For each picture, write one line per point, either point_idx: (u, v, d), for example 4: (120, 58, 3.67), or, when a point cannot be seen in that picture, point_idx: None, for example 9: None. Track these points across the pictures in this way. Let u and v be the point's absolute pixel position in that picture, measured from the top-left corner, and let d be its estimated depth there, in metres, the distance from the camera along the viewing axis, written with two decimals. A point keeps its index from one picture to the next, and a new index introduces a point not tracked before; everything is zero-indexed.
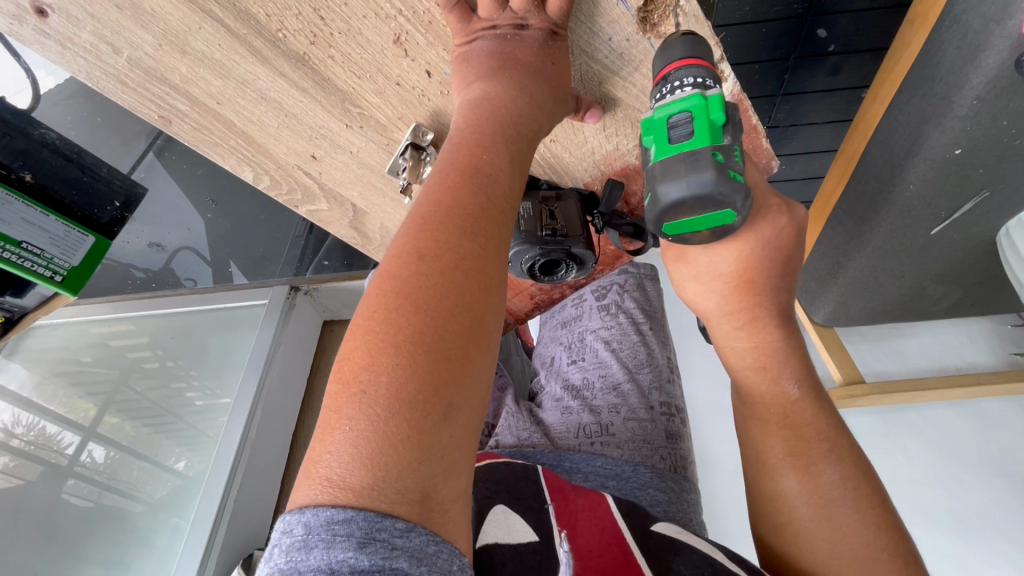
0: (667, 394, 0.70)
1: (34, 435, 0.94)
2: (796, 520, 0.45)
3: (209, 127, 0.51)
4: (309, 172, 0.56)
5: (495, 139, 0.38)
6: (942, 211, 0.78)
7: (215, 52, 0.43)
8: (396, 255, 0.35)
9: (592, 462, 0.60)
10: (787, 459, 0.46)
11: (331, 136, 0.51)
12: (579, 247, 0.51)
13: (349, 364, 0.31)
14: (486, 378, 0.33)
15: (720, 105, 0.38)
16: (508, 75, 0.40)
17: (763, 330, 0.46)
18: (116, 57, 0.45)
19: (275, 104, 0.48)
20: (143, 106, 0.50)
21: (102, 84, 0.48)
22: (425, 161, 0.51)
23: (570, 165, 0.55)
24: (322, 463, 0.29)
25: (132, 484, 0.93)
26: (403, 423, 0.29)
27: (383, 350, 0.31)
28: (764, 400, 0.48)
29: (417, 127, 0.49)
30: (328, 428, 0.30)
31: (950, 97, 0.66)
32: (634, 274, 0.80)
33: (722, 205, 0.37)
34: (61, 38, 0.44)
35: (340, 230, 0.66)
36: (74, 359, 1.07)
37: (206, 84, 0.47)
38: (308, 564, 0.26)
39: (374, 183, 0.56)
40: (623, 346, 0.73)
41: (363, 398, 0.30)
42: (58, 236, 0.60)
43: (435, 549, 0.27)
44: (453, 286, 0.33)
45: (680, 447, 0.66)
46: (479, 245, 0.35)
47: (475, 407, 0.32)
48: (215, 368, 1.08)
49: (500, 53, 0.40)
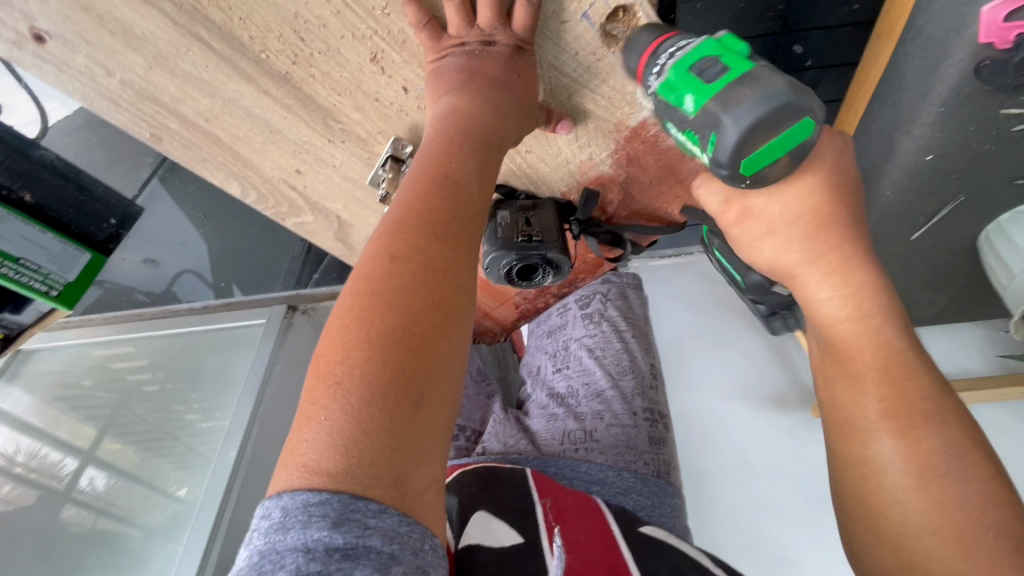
0: (650, 400, 0.71)
1: (35, 462, 0.95)
2: (887, 489, 0.40)
3: (199, 144, 0.54)
4: (295, 186, 0.58)
5: (465, 148, 0.40)
6: (920, 217, 0.79)
7: (202, 73, 0.46)
8: (369, 257, 0.36)
9: (577, 468, 0.63)
10: (882, 423, 0.40)
11: (315, 150, 0.53)
12: (554, 252, 0.53)
13: (325, 358, 0.33)
14: (458, 370, 0.34)
15: (737, 42, 0.39)
16: (476, 88, 0.42)
17: (854, 273, 0.43)
18: (110, 79, 0.48)
19: (261, 120, 0.50)
20: (136, 124, 0.52)
21: (97, 105, 0.51)
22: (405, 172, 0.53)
23: (546, 175, 0.57)
24: (299, 450, 0.30)
25: (127, 511, 0.93)
26: (375, 412, 0.30)
27: (356, 345, 0.32)
28: (854, 353, 0.43)
29: (397, 141, 0.51)
30: (305, 419, 0.31)
31: (917, 106, 0.68)
32: (618, 284, 0.79)
33: (800, 113, 0.36)
34: (59, 63, 0.46)
35: (327, 242, 0.68)
36: (74, 383, 1.09)
37: (195, 104, 0.49)
38: (286, 543, 0.27)
39: (358, 195, 0.58)
40: (606, 353, 0.74)
41: (338, 389, 0.31)
42: (55, 253, 0.63)
43: (407, 529, 0.29)
44: (423, 284, 0.34)
45: (664, 453, 0.68)
46: (449, 245, 0.36)
47: (447, 398, 0.33)
48: (212, 389, 1.09)
49: (468, 66, 0.42)
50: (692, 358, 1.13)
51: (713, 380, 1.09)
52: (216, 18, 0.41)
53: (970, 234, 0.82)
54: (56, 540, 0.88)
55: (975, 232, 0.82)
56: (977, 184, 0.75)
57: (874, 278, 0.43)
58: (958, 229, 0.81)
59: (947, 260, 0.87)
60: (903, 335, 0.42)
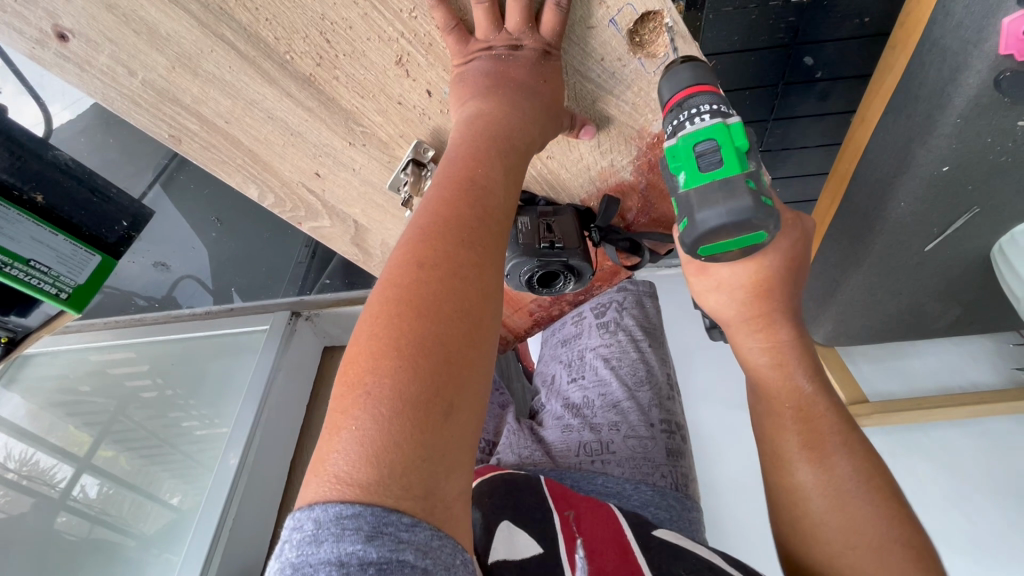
0: (667, 411, 0.71)
1: (27, 468, 0.93)
2: (811, 512, 0.44)
3: (218, 145, 0.53)
4: (313, 189, 0.57)
5: (491, 154, 0.40)
6: (934, 228, 0.79)
7: (224, 74, 0.45)
8: (397, 263, 0.35)
9: (593, 481, 0.63)
10: (802, 452, 0.46)
11: (335, 154, 0.53)
12: (576, 259, 0.52)
13: (354, 366, 0.32)
14: (486, 379, 0.33)
15: (743, 133, 0.41)
16: (502, 93, 0.41)
17: (779, 329, 0.48)
18: (131, 79, 0.47)
19: (281, 122, 0.49)
20: (155, 125, 0.51)
21: (117, 105, 0.50)
22: (426, 176, 0.52)
23: (567, 182, 0.57)
24: (330, 460, 0.29)
25: (121, 519, 0.91)
26: (406, 422, 0.29)
27: (385, 352, 0.31)
28: (774, 395, 0.48)
29: (419, 144, 0.50)
30: (334, 429, 0.30)
31: (934, 116, 0.68)
32: (633, 291, 0.80)
33: (756, 228, 0.40)
34: (81, 61, 0.46)
35: (342, 246, 0.67)
36: (73, 388, 1.08)
37: (216, 104, 0.48)
38: (320, 556, 0.26)
39: (377, 200, 0.58)
40: (623, 363, 0.74)
41: (368, 398, 0.30)
42: (65, 255, 0.61)
43: (440, 544, 0.28)
44: (451, 291, 0.34)
45: (682, 466, 0.67)
46: (475, 252, 0.36)
47: (475, 408, 0.32)
48: (213, 396, 1.07)
49: (496, 70, 0.42)
50: (701, 369, 1.12)
51: (722, 393, 1.08)
52: (242, 18, 0.41)
53: (982, 245, 0.82)
54: (50, 550, 0.86)
55: (988, 243, 0.81)
56: (993, 196, 0.74)
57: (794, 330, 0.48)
58: (971, 241, 0.81)
59: (960, 272, 0.86)
60: (817, 384, 0.48)
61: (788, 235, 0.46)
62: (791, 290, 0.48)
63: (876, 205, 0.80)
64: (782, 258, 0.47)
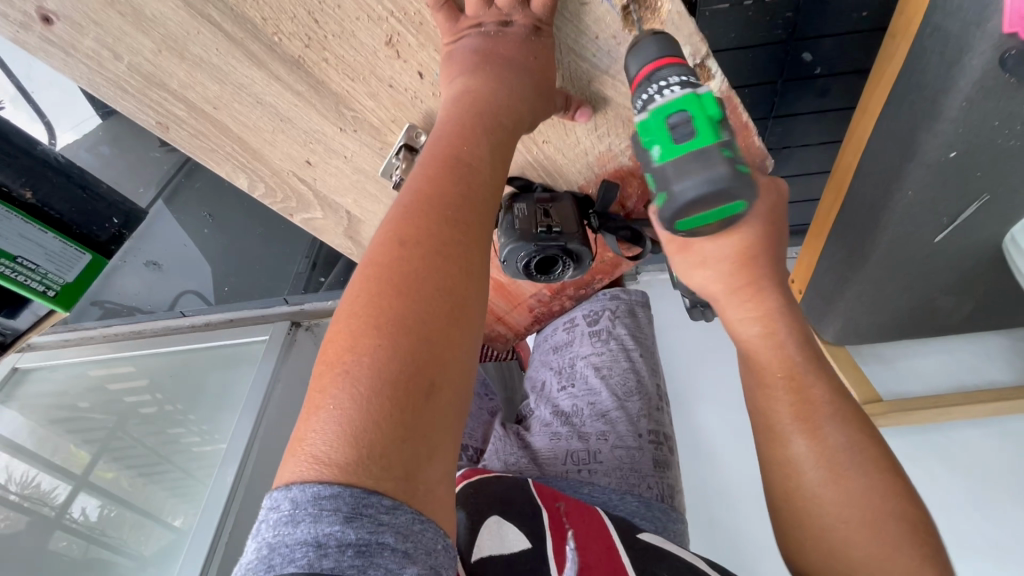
0: (655, 421, 0.69)
1: (28, 490, 0.92)
2: (806, 486, 0.44)
3: (207, 133, 0.52)
4: (305, 178, 0.56)
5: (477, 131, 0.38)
6: (943, 217, 0.77)
7: (212, 57, 0.45)
8: (380, 240, 0.34)
9: (580, 490, 0.62)
10: (795, 424, 0.45)
11: (326, 141, 0.52)
12: (575, 243, 0.51)
13: (334, 344, 0.30)
14: (471, 359, 0.32)
15: (714, 103, 0.40)
16: (489, 71, 0.40)
17: (765, 298, 0.48)
18: (117, 64, 0.46)
19: (271, 108, 0.49)
20: (142, 111, 0.51)
21: (103, 91, 0.49)
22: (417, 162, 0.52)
23: (565, 169, 0.55)
24: (308, 440, 0.27)
25: (120, 539, 0.90)
26: (387, 400, 0.27)
27: (366, 329, 0.30)
28: (764, 365, 0.48)
29: (411, 128, 0.49)
30: (312, 408, 0.28)
31: (939, 101, 0.66)
32: (626, 300, 0.78)
33: (733, 198, 0.40)
34: (66, 45, 0.45)
35: (336, 239, 0.66)
36: (71, 404, 1.07)
37: (204, 89, 0.48)
38: (296, 537, 0.24)
39: (369, 188, 0.57)
40: (613, 373, 0.72)
41: (347, 376, 0.28)
42: (53, 253, 0.60)
43: (421, 527, 0.26)
44: (435, 268, 0.32)
45: (667, 477, 0.66)
46: (460, 230, 0.34)
47: (460, 388, 0.31)
48: (210, 409, 1.06)
49: (484, 48, 0.41)
50: None
51: (728, 394, 1.04)
52: None
53: (993, 237, 0.80)
54: (45, 570, 0.85)
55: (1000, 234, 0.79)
56: (1003, 183, 0.72)
57: (781, 299, 0.48)
58: (982, 231, 0.79)
59: (972, 264, 0.84)
60: (806, 351, 0.47)
61: (767, 199, 0.46)
62: (774, 258, 0.48)
63: (882, 195, 0.79)
64: (766, 225, 0.47)
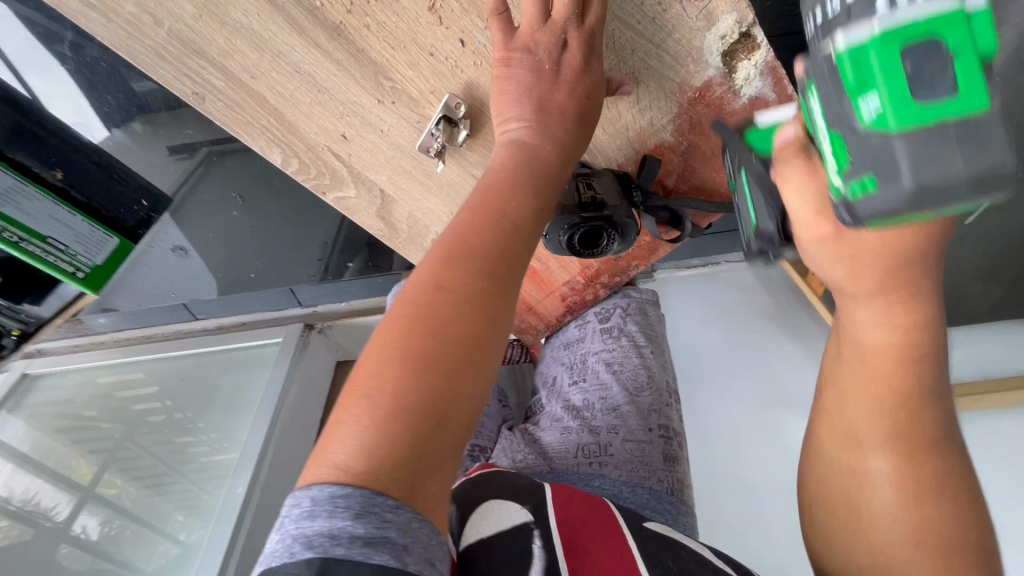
0: (666, 417, 0.68)
1: (29, 504, 0.98)
2: (878, 502, 0.42)
3: (242, 105, 0.51)
4: (339, 154, 0.55)
5: (528, 184, 0.41)
6: None
7: (253, 23, 0.44)
8: (419, 273, 0.37)
9: (590, 483, 0.61)
10: (886, 442, 0.41)
11: (363, 114, 0.51)
12: (621, 215, 0.52)
13: (364, 365, 0.34)
14: (485, 386, 0.35)
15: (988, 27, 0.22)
16: (540, 126, 0.42)
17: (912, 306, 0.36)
18: (157, 30, 0.45)
19: (309, 78, 0.48)
20: (179, 80, 0.49)
21: (140, 57, 0.48)
22: (457, 132, 0.50)
23: (605, 145, 0.55)
24: (331, 449, 0.32)
25: (124, 550, 0.97)
26: (404, 421, 0.32)
27: (393, 354, 0.34)
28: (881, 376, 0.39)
29: (450, 99, 0.48)
30: (339, 420, 0.33)
31: (971, 77, 0.65)
32: (637, 299, 0.77)
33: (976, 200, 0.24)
34: (106, 9, 0.44)
35: (368, 221, 0.65)
36: (77, 413, 1.15)
37: (243, 57, 0.47)
38: (314, 529, 0.29)
39: (405, 165, 0.56)
40: (624, 368, 0.70)
41: (372, 395, 0.32)
42: (83, 235, 0.61)
43: (419, 524, 0.31)
44: (461, 303, 0.35)
45: (679, 470, 0.65)
46: (490, 268, 0.37)
47: (472, 411, 0.35)
48: (218, 417, 1.14)
49: (540, 94, 0.42)
50: None
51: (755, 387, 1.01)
52: None
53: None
54: None
55: None
56: None
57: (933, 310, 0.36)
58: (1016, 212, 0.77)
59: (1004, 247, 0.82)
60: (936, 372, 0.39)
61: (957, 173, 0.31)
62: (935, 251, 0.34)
63: None
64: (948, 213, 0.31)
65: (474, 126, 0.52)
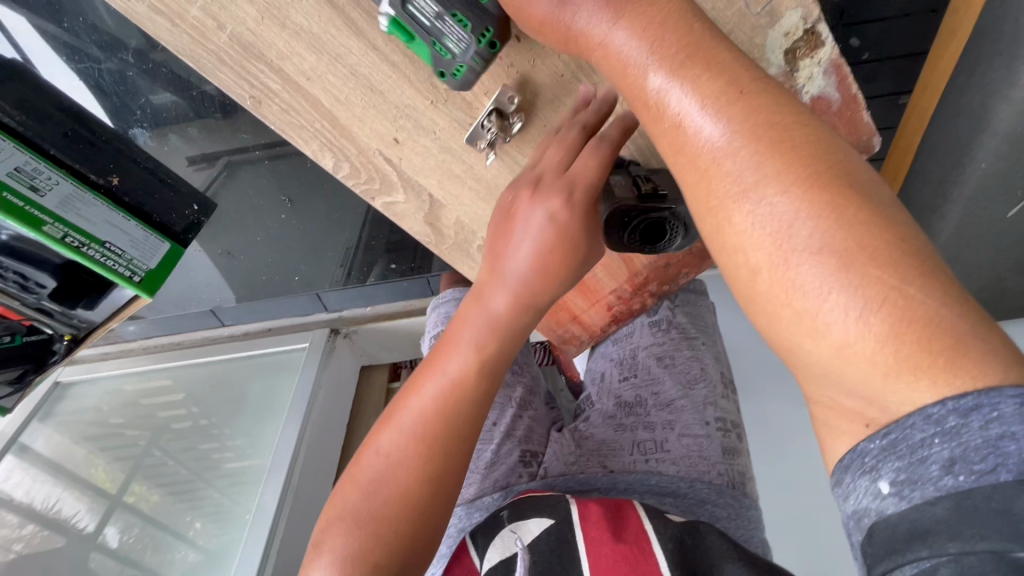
0: (722, 409, 0.68)
1: (60, 514, 1.03)
2: None
3: (297, 107, 0.51)
4: (390, 158, 0.55)
5: (791, 255, 0.30)
6: (1019, 189, 0.73)
7: (313, 26, 0.46)
8: (402, 414, 0.49)
9: (647, 481, 0.61)
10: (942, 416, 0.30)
11: (416, 116, 0.51)
12: (684, 207, 0.50)
13: (355, 484, 0.48)
14: (445, 502, 0.47)
15: None
16: (522, 268, 0.49)
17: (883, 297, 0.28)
18: (220, 34, 0.47)
19: (364, 80, 0.49)
20: (238, 85, 0.50)
21: (202, 63, 0.49)
22: (509, 125, 0.51)
23: (658, 147, 0.54)
24: (324, 556, 0.45)
25: (146, 558, 0.98)
26: (376, 535, 0.45)
27: (375, 482, 0.47)
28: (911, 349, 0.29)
29: (503, 92, 0.49)
30: (331, 530, 0.46)
31: (1015, 67, 0.64)
32: (684, 291, 0.79)
33: None
34: (172, 14, 0.46)
35: (415, 227, 0.63)
36: (105, 421, 1.20)
37: (300, 60, 0.48)
38: None
39: (454, 168, 0.56)
40: (676, 362, 0.72)
41: (357, 514, 0.46)
42: (137, 239, 0.67)
43: None
44: (429, 440, 0.47)
45: (737, 464, 0.65)
46: (458, 410, 0.48)
47: (434, 521, 0.46)
48: (245, 426, 1.15)
49: (552, 227, 0.48)
50: None
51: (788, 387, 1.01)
52: None
53: None
54: None
55: None
56: None
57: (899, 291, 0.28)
58: None
59: None
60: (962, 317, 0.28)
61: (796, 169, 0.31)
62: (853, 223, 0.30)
63: (952, 169, 0.77)
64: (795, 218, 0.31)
65: (528, 124, 0.52)
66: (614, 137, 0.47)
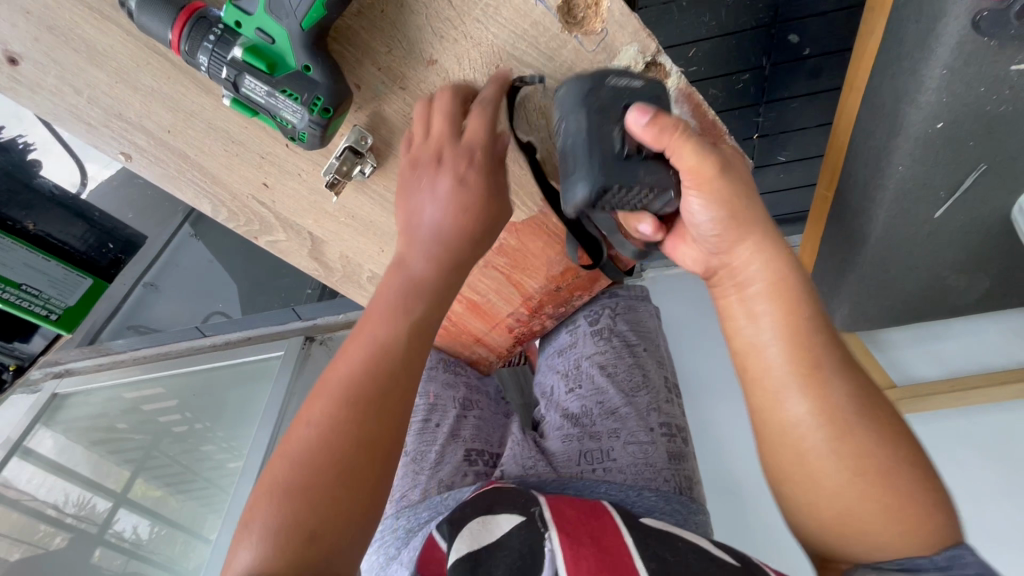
0: (666, 415, 0.71)
1: (79, 510, 1.03)
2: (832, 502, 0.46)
3: (164, 159, 0.61)
4: (263, 201, 0.64)
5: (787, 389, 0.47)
6: (941, 191, 0.73)
7: (162, 85, 0.55)
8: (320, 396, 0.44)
9: (596, 489, 0.64)
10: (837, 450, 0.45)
11: (279, 162, 0.60)
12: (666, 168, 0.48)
13: (271, 479, 0.42)
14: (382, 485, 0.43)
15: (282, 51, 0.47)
16: (448, 207, 0.52)
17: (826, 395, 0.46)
18: (78, 97, 0.57)
19: (222, 132, 0.58)
20: (107, 144, 0.60)
21: (68, 124, 0.59)
22: (360, 163, 0.59)
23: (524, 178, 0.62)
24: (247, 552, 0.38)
25: (164, 554, 1.02)
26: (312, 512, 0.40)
27: (296, 453, 0.41)
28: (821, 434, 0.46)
29: (358, 132, 0.57)
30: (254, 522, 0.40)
31: (919, 72, 0.63)
32: (625, 297, 0.79)
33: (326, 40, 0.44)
34: (33, 84, 0.56)
35: (302, 262, 0.71)
36: (108, 425, 1.19)
37: (159, 117, 0.58)
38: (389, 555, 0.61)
39: (326, 208, 0.65)
40: (618, 371, 0.73)
41: (277, 502, 0.40)
42: (55, 279, 0.77)
43: None
44: (358, 400, 0.44)
45: (684, 468, 0.68)
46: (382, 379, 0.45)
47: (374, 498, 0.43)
48: (233, 419, 1.19)
49: (456, 195, 0.52)
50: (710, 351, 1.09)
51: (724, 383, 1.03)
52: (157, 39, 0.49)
53: (1001, 210, 0.75)
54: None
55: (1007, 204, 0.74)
56: (1000, 150, 0.68)
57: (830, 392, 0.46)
58: (985, 203, 0.74)
59: (979, 239, 0.79)
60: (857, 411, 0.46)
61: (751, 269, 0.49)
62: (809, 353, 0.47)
63: (874, 173, 0.76)
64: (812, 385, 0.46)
65: (385, 162, 0.61)
66: (491, 99, 0.53)
